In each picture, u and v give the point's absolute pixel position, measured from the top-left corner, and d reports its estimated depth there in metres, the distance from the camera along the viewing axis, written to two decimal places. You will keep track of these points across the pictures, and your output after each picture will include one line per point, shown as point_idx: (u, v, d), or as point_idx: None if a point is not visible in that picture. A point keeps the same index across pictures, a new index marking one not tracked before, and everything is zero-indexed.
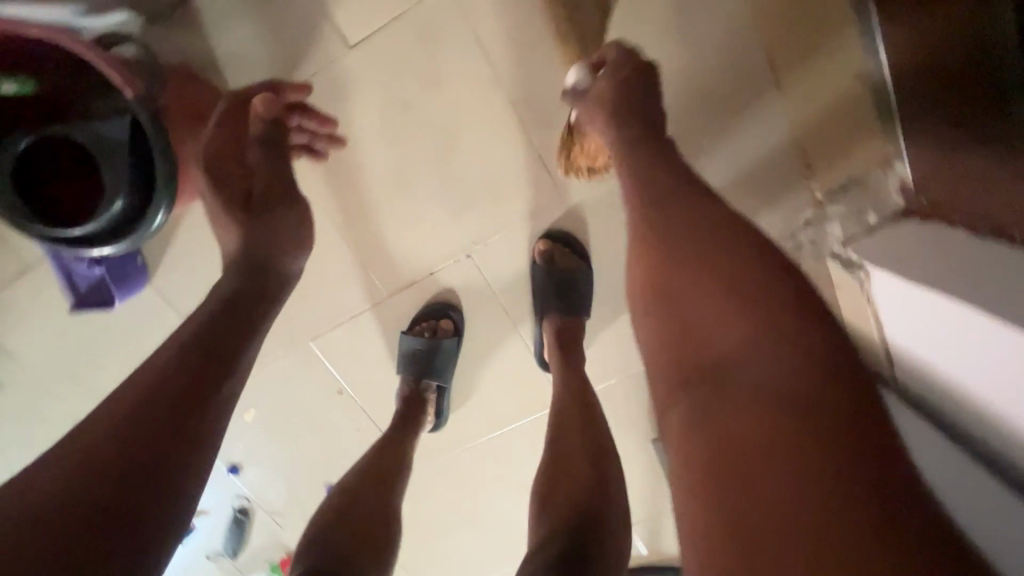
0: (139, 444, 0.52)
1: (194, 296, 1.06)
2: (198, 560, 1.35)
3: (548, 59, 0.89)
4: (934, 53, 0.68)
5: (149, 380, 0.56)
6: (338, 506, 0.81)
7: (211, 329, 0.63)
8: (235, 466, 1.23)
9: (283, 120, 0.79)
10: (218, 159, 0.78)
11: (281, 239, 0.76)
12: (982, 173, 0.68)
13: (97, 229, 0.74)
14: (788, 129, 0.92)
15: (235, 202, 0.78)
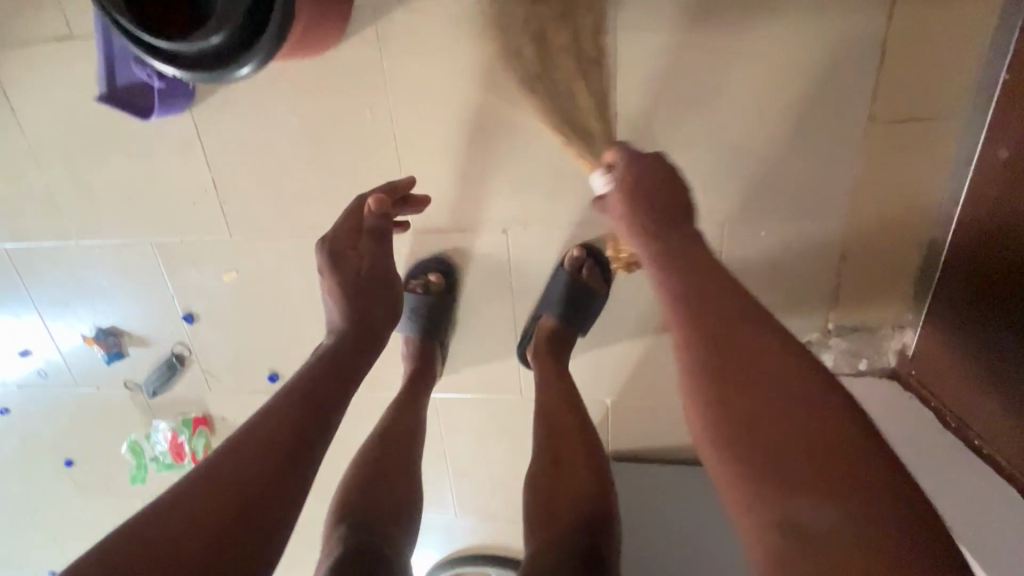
0: (248, 491, 0.61)
1: (227, 143, 1.02)
2: (114, 385, 1.33)
3: (669, 91, 0.88)
4: (1000, 277, 0.76)
5: (253, 432, 0.66)
6: (360, 480, 0.89)
7: (315, 374, 0.76)
8: (191, 315, 1.21)
9: (391, 215, 0.90)
10: (339, 249, 0.88)
11: (388, 310, 0.89)
12: (990, 393, 0.78)
13: (182, 52, 0.72)
14: (841, 259, 0.95)
15: (347, 283, 0.87)
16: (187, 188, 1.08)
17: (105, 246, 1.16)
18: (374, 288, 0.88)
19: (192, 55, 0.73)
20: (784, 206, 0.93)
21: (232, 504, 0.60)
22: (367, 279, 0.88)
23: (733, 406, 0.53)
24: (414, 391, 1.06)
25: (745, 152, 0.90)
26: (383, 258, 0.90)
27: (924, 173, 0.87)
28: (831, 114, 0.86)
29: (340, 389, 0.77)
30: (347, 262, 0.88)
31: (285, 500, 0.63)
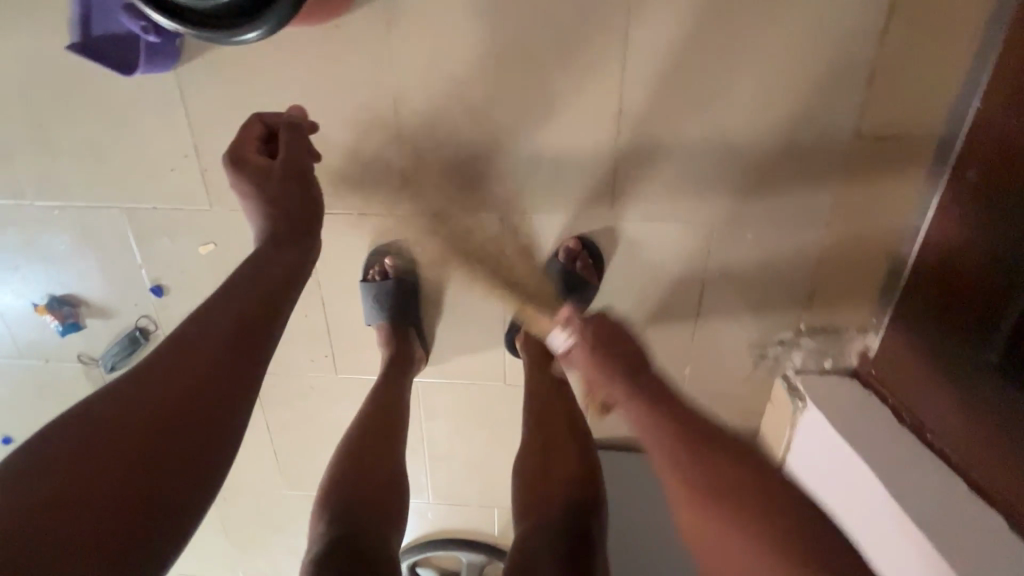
0: (154, 424, 0.59)
1: (214, 109, 0.97)
2: (65, 357, 1.24)
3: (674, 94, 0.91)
4: (953, 281, 0.86)
5: (169, 355, 0.64)
6: (340, 475, 0.89)
7: (246, 287, 0.73)
8: (160, 287, 1.15)
9: (294, 125, 0.84)
10: (244, 151, 0.82)
11: (299, 226, 0.81)
12: (939, 386, 0.88)
13: (189, 7, 0.67)
14: (818, 265, 1.01)
15: (259, 185, 0.81)
16: (166, 151, 1.01)
17: (64, 208, 1.08)
18: (290, 189, 0.82)
19: (193, 9, 0.68)
20: (773, 211, 0.98)
21: (135, 436, 0.58)
22: (280, 176, 0.82)
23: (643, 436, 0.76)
24: (394, 377, 1.07)
25: (741, 158, 0.94)
26: (294, 154, 0.83)
27: (899, 190, 0.94)
28: (823, 128, 0.91)
29: (280, 295, 0.75)
30: (255, 162, 0.82)
31: (197, 434, 0.61)
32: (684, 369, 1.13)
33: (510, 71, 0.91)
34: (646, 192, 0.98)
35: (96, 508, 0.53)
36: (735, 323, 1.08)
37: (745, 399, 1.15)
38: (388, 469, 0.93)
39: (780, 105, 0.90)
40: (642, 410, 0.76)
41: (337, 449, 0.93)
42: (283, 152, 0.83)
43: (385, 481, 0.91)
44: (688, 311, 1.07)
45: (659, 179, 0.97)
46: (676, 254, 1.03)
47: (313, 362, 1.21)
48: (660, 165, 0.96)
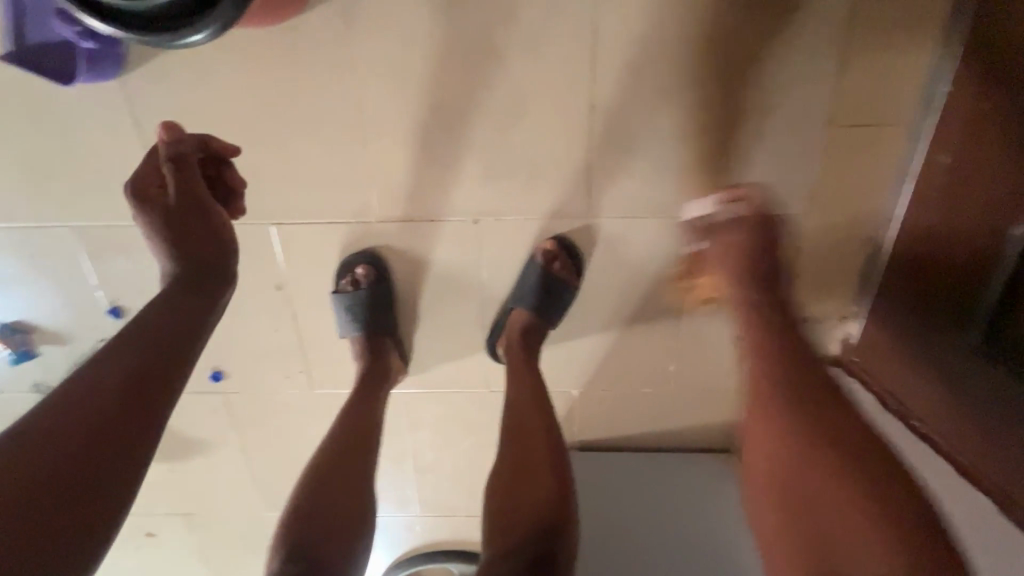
0: (64, 458, 0.56)
1: (167, 120, 0.92)
2: (19, 387, 1.16)
3: (647, 88, 0.89)
4: (934, 261, 0.85)
5: (50, 415, 0.58)
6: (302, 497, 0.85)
7: (147, 331, 0.67)
8: (118, 309, 1.08)
9: (185, 147, 0.78)
10: (140, 188, 0.76)
11: (215, 246, 0.76)
12: (922, 367, 0.88)
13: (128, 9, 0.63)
14: (796, 254, 1.00)
15: (162, 220, 0.75)
16: (115, 165, 0.95)
17: (10, 229, 1.01)
18: (189, 224, 0.76)
19: (132, 12, 0.63)
20: (750, 202, 0.96)
21: (43, 471, 0.54)
22: (186, 208, 0.77)
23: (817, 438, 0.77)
24: (365, 396, 1.02)
25: (716, 150, 0.93)
26: (189, 188, 0.77)
27: (873, 177, 0.93)
28: (797, 116, 0.90)
29: (187, 337, 0.69)
30: (155, 198, 0.76)
31: (112, 466, 0.58)
32: (669, 366, 1.11)
33: (477, 70, 0.88)
34: (623, 189, 0.96)
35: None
36: (717, 317, 1.07)
37: (731, 393, 1.14)
38: (350, 500, 0.87)
39: (753, 97, 0.89)
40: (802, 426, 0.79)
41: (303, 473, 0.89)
42: (182, 183, 0.77)
43: (345, 505, 0.86)
44: (670, 307, 1.06)
45: (635, 174, 0.95)
46: (655, 250, 1.01)
47: (288, 378, 1.16)
48: (635, 161, 0.94)
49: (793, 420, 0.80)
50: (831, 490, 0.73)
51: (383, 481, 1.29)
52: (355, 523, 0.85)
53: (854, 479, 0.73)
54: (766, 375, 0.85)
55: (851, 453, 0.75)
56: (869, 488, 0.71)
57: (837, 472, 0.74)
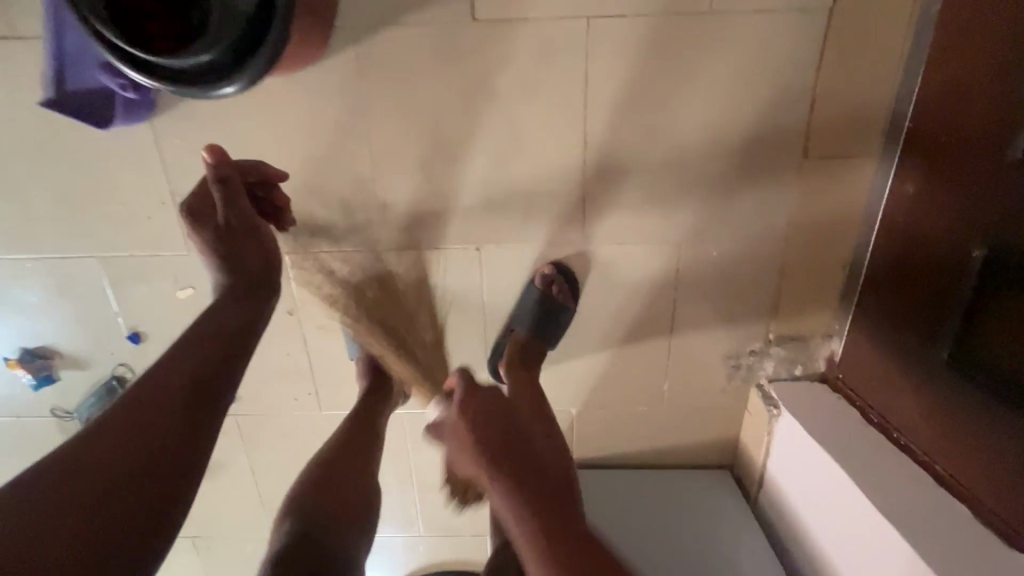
0: (135, 463, 0.66)
1: (191, 158, 0.99)
2: (40, 409, 1.22)
3: (635, 125, 0.96)
4: (906, 280, 0.91)
5: (114, 424, 0.68)
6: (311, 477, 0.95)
7: (206, 338, 0.79)
8: (137, 334, 1.14)
9: (231, 170, 0.88)
10: (196, 206, 0.90)
11: (257, 266, 0.89)
12: (898, 381, 0.93)
13: (171, 67, 0.70)
14: (780, 276, 1.06)
15: (214, 236, 0.89)
16: (140, 200, 1.02)
17: (37, 260, 1.08)
18: (234, 242, 0.89)
19: (176, 69, 0.70)
20: (733, 228, 1.03)
21: (118, 471, 0.64)
22: (231, 227, 0.89)
23: (552, 519, 0.77)
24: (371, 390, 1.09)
25: (701, 181, 1.00)
26: (235, 207, 0.88)
27: (847, 204, 1.00)
28: (774, 150, 0.97)
29: (241, 348, 0.82)
30: (207, 217, 0.89)
31: (177, 471, 0.68)
32: (662, 385, 1.16)
33: (479, 111, 0.95)
34: (614, 217, 1.03)
35: (75, 533, 0.60)
36: (706, 338, 1.12)
37: (722, 410, 1.19)
38: (355, 479, 0.98)
39: (733, 133, 0.96)
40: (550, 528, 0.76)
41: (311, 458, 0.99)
42: (229, 205, 0.88)
43: (346, 487, 0.97)
44: (662, 327, 1.11)
45: (626, 204, 1.02)
46: (647, 274, 1.07)
47: (296, 401, 1.21)
48: (625, 192, 1.01)
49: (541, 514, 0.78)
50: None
51: (388, 501, 1.32)
52: (357, 504, 0.96)
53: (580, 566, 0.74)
54: (492, 449, 0.86)
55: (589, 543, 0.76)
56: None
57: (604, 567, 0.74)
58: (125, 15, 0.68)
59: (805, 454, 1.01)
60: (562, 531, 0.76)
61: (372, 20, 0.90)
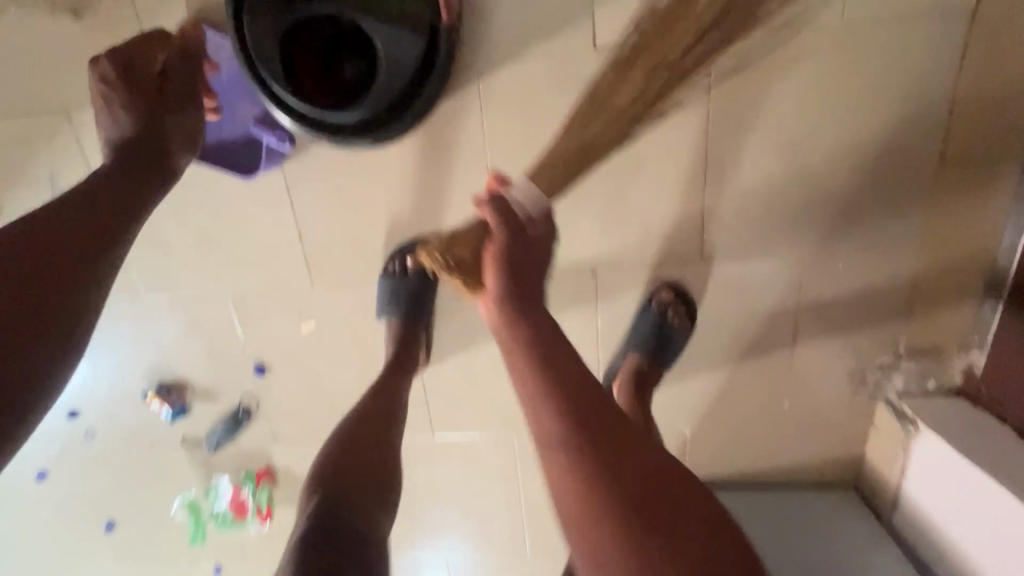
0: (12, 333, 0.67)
1: (317, 198, 1.04)
2: (172, 438, 1.30)
3: (758, 141, 0.95)
4: None
5: None
6: (332, 452, 0.89)
7: (100, 192, 0.80)
8: (262, 366, 1.20)
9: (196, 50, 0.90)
10: (137, 49, 0.87)
11: (183, 139, 0.90)
12: None
13: (323, 119, 0.85)
14: (910, 285, 1.02)
15: (134, 91, 0.87)
16: (271, 240, 1.08)
17: (173, 300, 1.16)
18: (163, 114, 0.89)
19: (328, 122, 0.86)
20: (859, 237, 1.00)
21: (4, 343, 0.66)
22: (166, 91, 0.89)
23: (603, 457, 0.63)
24: (396, 373, 1.04)
25: (826, 193, 0.97)
26: (187, 78, 0.90)
27: (989, 208, 0.95)
28: (906, 157, 0.94)
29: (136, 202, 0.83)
30: (139, 67, 0.87)
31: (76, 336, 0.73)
32: (781, 402, 1.13)
33: None
34: (733, 234, 1.01)
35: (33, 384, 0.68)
36: (830, 352, 1.09)
37: (846, 427, 1.14)
38: (385, 458, 0.91)
39: (864, 141, 0.94)
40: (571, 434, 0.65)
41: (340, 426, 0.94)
42: (178, 78, 0.90)
43: (376, 466, 0.90)
44: (782, 342, 1.08)
45: (747, 220, 1.00)
46: (766, 289, 1.05)
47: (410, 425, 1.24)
48: (745, 209, 1.00)
49: (593, 446, 0.62)
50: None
51: (496, 521, 1.34)
52: (385, 482, 0.89)
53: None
54: (528, 388, 0.69)
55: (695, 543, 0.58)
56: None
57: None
58: (295, 77, 0.84)
59: (949, 470, 0.97)
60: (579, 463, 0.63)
61: (498, 57, 0.93)
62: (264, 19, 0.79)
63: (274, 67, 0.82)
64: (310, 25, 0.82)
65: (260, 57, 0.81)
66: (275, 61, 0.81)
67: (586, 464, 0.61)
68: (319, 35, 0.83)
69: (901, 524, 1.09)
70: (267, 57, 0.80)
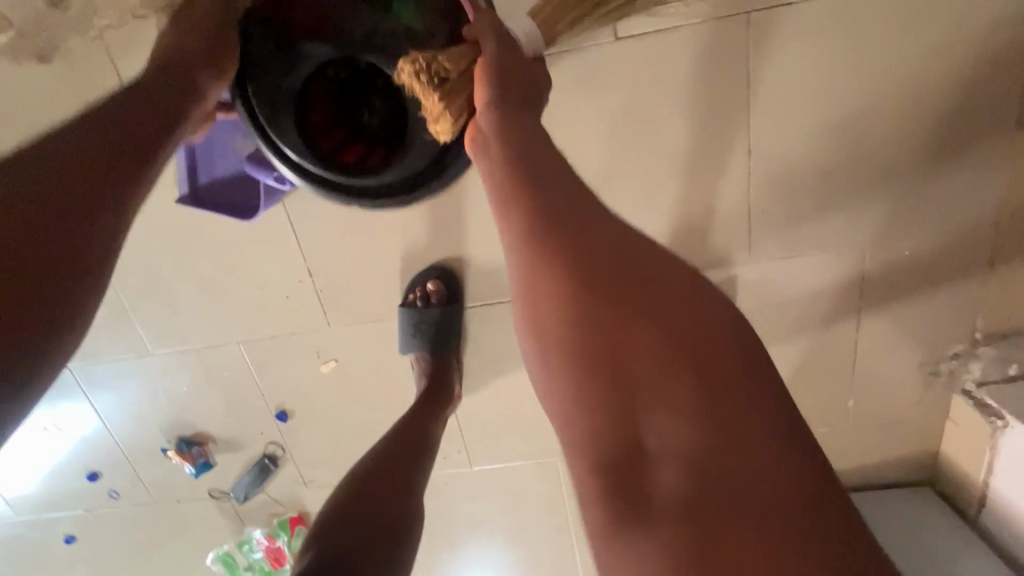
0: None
1: (327, 231, 0.96)
2: (199, 492, 1.24)
3: (799, 118, 0.87)
4: None
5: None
6: (339, 502, 0.81)
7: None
8: (284, 412, 1.12)
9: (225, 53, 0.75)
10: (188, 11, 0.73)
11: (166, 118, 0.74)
12: None
13: (339, 178, 0.76)
14: (982, 261, 0.92)
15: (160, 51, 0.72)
16: (280, 279, 1.00)
17: (184, 352, 1.09)
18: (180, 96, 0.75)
19: (350, 184, 0.77)
20: (919, 214, 0.91)
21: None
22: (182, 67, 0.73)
23: (603, 295, 0.44)
24: (424, 414, 0.97)
25: (879, 168, 0.89)
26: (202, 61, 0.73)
27: None
28: (971, 123, 0.85)
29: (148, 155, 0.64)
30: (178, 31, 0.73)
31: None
32: (846, 399, 1.05)
33: (624, 133, 0.90)
34: (779, 225, 0.94)
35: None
36: (898, 342, 0.99)
37: (921, 422, 1.05)
38: (396, 505, 0.83)
39: (918, 106, 0.85)
40: (557, 257, 0.46)
41: (352, 471, 0.87)
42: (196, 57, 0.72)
43: (385, 515, 0.81)
44: (840, 336, 1.00)
45: (794, 207, 0.92)
46: (819, 281, 0.97)
47: (447, 458, 1.17)
48: (790, 197, 0.92)
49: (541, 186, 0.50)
50: (592, 372, 0.43)
51: (545, 552, 1.26)
52: (396, 532, 0.81)
53: (661, 401, 0.41)
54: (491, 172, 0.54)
55: (680, 323, 0.43)
56: (778, 470, 0.38)
57: (727, 388, 0.40)
58: (311, 131, 0.76)
59: None
60: (577, 287, 0.45)
61: None
62: (274, 78, 0.72)
63: (286, 129, 0.74)
64: (322, 71, 0.75)
65: (270, 120, 0.74)
66: (289, 121, 0.74)
67: (551, 233, 0.47)
68: (334, 79, 0.77)
69: (991, 526, 0.99)
70: (276, 114, 0.73)
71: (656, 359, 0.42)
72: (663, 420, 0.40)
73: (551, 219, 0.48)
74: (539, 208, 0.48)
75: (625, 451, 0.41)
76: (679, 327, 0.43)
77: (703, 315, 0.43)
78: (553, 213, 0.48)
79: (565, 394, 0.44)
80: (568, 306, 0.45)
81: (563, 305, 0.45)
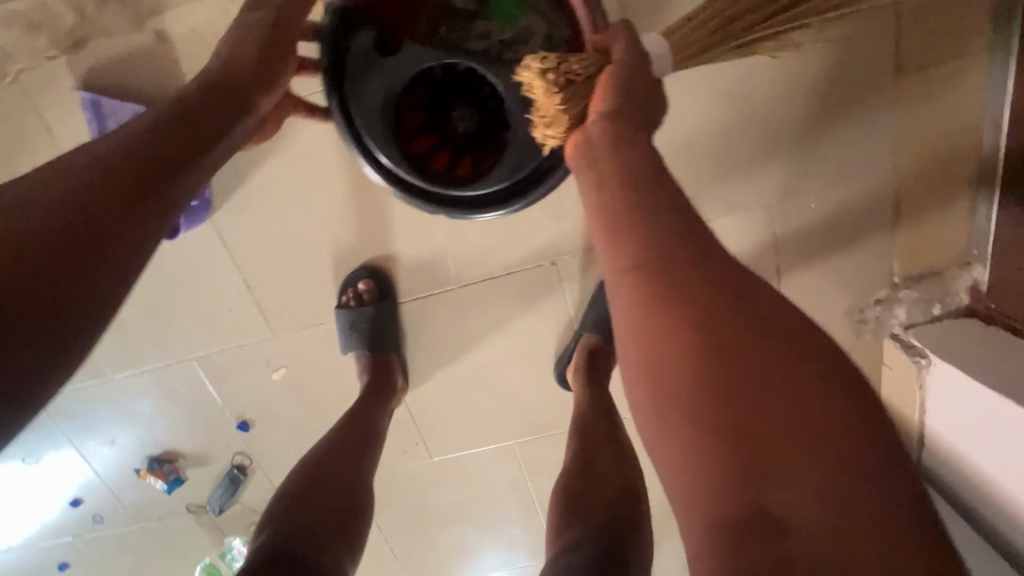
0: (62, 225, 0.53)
1: (257, 243, 1.01)
2: (175, 508, 1.28)
3: (688, 87, 0.90)
4: None
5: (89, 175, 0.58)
6: (291, 485, 0.83)
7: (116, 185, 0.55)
8: (245, 422, 1.16)
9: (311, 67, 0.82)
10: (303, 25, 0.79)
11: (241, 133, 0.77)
12: None
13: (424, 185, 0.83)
14: (888, 206, 0.94)
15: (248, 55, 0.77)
16: (220, 294, 1.05)
17: (141, 373, 1.13)
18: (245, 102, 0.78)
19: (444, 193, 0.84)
20: (819, 167, 0.93)
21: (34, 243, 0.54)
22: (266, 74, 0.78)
23: (727, 351, 0.42)
24: (369, 405, 1.01)
25: (773, 126, 0.91)
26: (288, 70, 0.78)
27: (945, 101, 0.87)
28: (851, 71, 0.88)
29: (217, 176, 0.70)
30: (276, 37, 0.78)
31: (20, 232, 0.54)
32: None
33: None
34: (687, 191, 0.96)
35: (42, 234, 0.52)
36: (820, 294, 1.01)
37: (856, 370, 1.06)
38: (345, 487, 0.86)
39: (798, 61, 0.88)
40: (674, 302, 0.44)
41: (303, 459, 0.89)
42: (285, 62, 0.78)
43: (337, 495, 0.84)
44: None
45: (699, 174, 0.95)
46: (734, 242, 0.99)
47: (406, 452, 1.21)
48: (693, 164, 0.95)
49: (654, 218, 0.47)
50: (718, 436, 0.40)
51: (514, 536, 1.29)
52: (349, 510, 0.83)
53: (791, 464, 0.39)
54: (597, 199, 0.51)
55: (801, 380, 0.41)
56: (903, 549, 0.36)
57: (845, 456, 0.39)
58: (408, 138, 0.85)
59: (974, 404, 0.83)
60: (699, 338, 0.42)
61: None
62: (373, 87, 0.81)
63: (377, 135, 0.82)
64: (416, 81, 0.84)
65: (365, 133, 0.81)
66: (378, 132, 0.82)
67: (665, 270, 0.45)
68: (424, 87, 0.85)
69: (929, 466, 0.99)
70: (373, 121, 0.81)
71: (786, 426, 0.40)
72: (788, 492, 0.38)
73: (673, 255, 0.46)
74: (657, 235, 0.46)
75: (741, 519, 0.39)
76: (809, 389, 0.41)
77: (830, 377, 0.41)
78: (671, 249, 0.46)
79: (691, 449, 0.41)
80: (687, 359, 0.42)
81: (685, 354, 0.42)
